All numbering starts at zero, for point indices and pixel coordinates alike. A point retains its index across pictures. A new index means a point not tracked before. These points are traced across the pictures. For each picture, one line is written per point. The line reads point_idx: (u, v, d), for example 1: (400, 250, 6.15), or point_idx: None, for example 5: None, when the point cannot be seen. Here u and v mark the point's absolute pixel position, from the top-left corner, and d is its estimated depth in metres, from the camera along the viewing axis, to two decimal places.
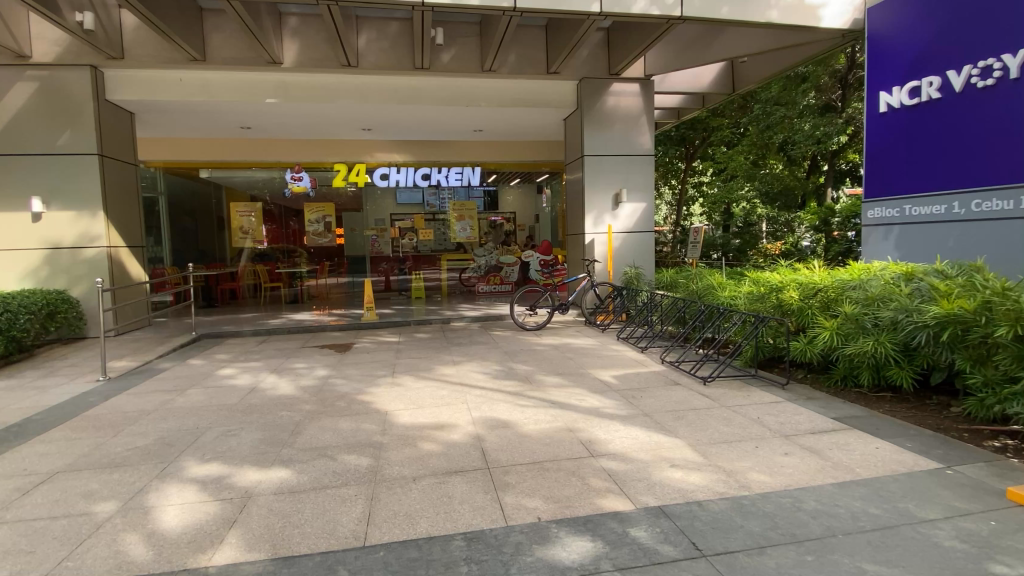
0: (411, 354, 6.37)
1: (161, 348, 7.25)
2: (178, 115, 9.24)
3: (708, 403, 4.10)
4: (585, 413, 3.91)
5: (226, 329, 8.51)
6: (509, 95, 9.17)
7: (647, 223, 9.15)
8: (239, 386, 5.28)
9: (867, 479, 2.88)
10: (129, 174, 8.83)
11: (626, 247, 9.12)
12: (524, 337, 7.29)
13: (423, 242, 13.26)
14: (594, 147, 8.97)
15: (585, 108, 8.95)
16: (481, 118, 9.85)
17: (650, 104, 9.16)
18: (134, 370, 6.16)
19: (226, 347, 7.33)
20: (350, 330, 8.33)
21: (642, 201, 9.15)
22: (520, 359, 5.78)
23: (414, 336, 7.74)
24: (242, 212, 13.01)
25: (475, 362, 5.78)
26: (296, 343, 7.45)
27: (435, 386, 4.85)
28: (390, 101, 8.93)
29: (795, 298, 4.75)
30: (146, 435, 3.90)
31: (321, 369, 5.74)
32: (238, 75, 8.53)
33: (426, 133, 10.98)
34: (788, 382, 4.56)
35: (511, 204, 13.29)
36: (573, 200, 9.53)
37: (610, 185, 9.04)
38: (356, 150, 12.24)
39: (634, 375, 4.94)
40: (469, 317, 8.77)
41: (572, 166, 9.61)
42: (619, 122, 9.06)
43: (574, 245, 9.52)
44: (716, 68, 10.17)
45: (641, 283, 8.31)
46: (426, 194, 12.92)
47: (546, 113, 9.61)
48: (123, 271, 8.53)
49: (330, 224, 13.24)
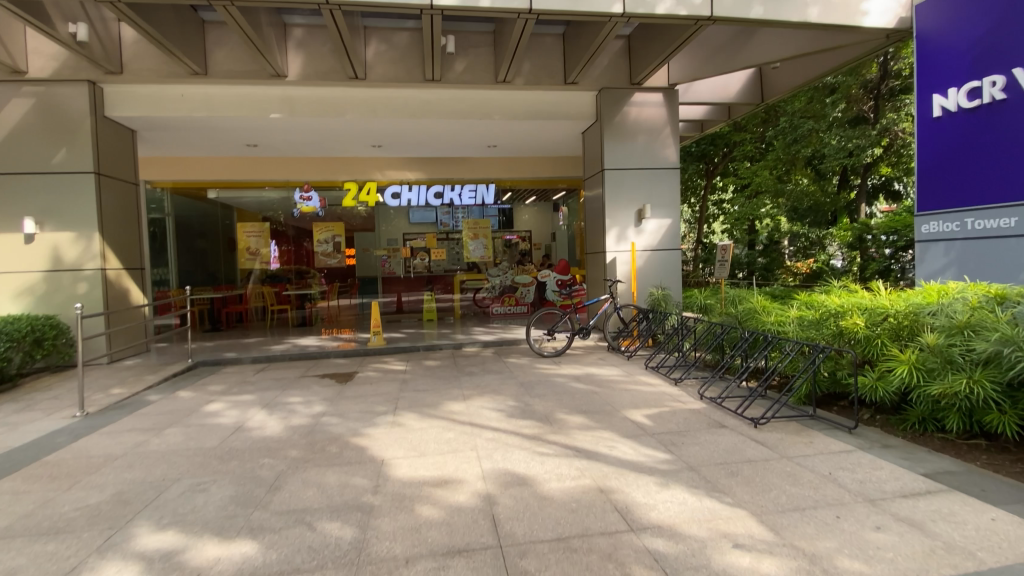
0: (418, 386, 5.78)
1: (152, 377, 6.74)
2: (181, 132, 8.89)
3: (767, 454, 3.43)
4: (618, 466, 3.26)
5: (225, 356, 8.01)
6: (524, 108, 8.71)
7: (672, 240, 8.52)
8: (224, 424, 4.72)
9: (996, 570, 2.20)
10: (129, 193, 8.48)
11: (651, 266, 8.49)
12: (542, 365, 6.65)
13: (436, 262, 12.84)
14: (615, 160, 8.41)
15: (605, 120, 8.42)
16: (495, 132, 9.37)
17: (674, 114, 8.61)
18: (117, 403, 5.65)
19: (221, 376, 6.81)
20: (355, 357, 7.76)
21: (668, 217, 8.53)
22: (540, 393, 5.15)
23: (422, 363, 7.15)
24: (250, 233, 12.53)
25: (489, 396, 5.17)
26: (295, 371, 6.90)
27: (442, 428, 4.23)
28: (400, 116, 8.50)
29: (860, 325, 4.06)
30: (103, 490, 3.35)
31: (318, 404, 5.16)
32: (242, 89, 8.13)
33: (438, 148, 10.53)
34: (856, 426, 3.87)
35: (527, 223, 12.90)
36: (593, 217, 8.95)
37: (633, 201, 8.45)
38: (366, 167, 11.76)
39: (671, 416, 4.27)
40: (483, 342, 8.16)
41: (591, 182, 9.06)
42: (642, 134, 8.50)
43: (594, 265, 8.90)
44: (744, 77, 9.59)
45: (669, 305, 7.60)
46: (440, 213, 12.49)
47: (564, 125, 9.08)
48: (121, 294, 8.09)
49: (340, 244, 12.80)
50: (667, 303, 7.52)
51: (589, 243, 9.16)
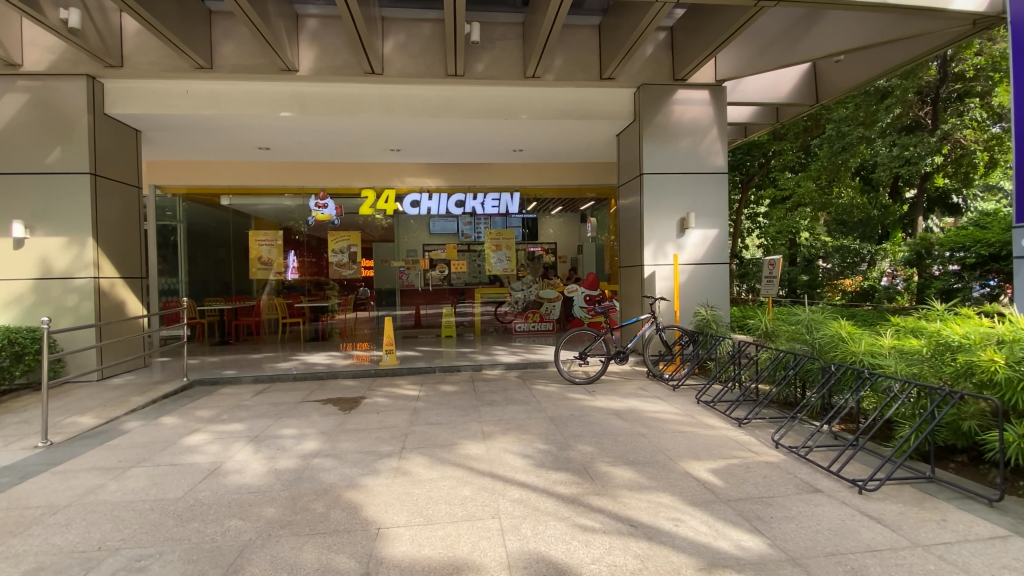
0: (431, 418, 4.97)
1: (139, 399, 6.07)
2: (187, 133, 8.32)
3: (892, 541, 2.56)
4: (693, 557, 2.41)
5: (224, 374, 7.33)
6: (555, 106, 7.87)
7: (718, 254, 7.61)
8: (198, 466, 3.97)
9: None
10: (130, 198, 7.92)
11: (696, 282, 7.59)
12: (575, 394, 5.78)
13: (456, 274, 12.07)
14: (655, 164, 7.58)
15: (645, 119, 7.62)
16: (523, 134, 8.57)
17: (721, 114, 7.76)
18: (90, 431, 4.96)
19: (213, 400, 6.09)
20: (364, 379, 6.99)
21: (714, 226, 7.65)
22: (575, 433, 4.31)
23: (437, 388, 6.35)
24: (262, 242, 11.75)
25: (515, 434, 4.34)
26: (296, 395, 6.14)
27: (457, 480, 3.42)
28: (420, 115, 7.72)
29: (999, 365, 3.16)
30: (19, 562, 2.61)
31: (314, 442, 4.39)
32: (250, 85, 7.48)
33: (460, 153, 9.82)
34: (1000, 497, 2.94)
35: (552, 236, 12.10)
36: (629, 226, 8.13)
37: (675, 209, 7.60)
38: (385, 174, 11.15)
39: (747, 476, 3.40)
40: (506, 364, 7.32)
41: (626, 189, 8.24)
42: (685, 135, 7.66)
43: (630, 280, 8.04)
44: (797, 76, 8.69)
45: (718, 325, 6.73)
46: (460, 223, 11.76)
47: (599, 127, 8.24)
48: (116, 306, 7.49)
49: (356, 254, 12.06)
50: (714, 325, 6.65)
51: (624, 255, 8.31)
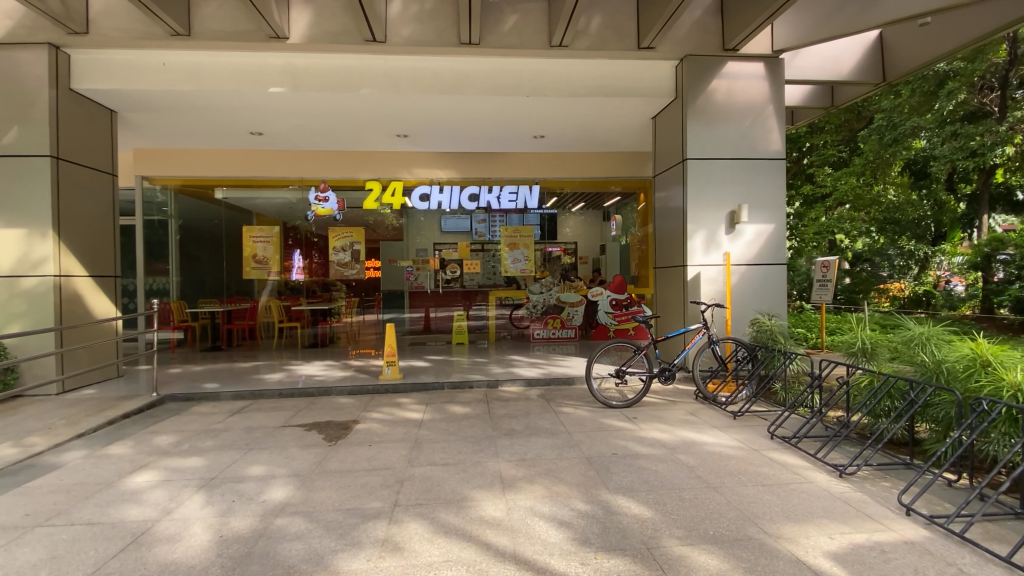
0: (437, 453, 3.97)
1: (93, 419, 5.14)
2: (169, 115, 7.41)
3: None
4: None
5: (203, 388, 6.38)
6: (582, 82, 6.79)
7: (776, 252, 6.56)
8: (124, 525, 2.99)
9: None
10: (103, 185, 7.02)
11: (749, 285, 6.53)
12: (612, 421, 4.72)
13: (469, 276, 11.01)
14: (700, 147, 6.54)
15: (688, 97, 6.55)
16: (545, 117, 7.50)
17: (778, 90, 6.69)
18: (14, 466, 4.01)
19: (180, 423, 5.12)
20: (361, 397, 5.98)
21: (769, 221, 6.60)
22: (624, 485, 3.27)
23: (445, 408, 5.34)
24: (257, 238, 10.74)
25: (543, 483, 3.32)
26: (277, 418, 5.16)
27: (467, 568, 2.39)
28: (430, 92, 6.67)
29: None
30: None
31: (284, 491, 3.39)
32: (236, 57, 6.53)
33: (477, 140, 8.81)
34: None
35: (571, 236, 10.98)
36: (668, 222, 7.05)
37: (724, 201, 6.57)
38: (392, 164, 10.16)
39: (890, 571, 2.35)
40: (526, 380, 6.28)
41: (664, 178, 7.20)
42: (737, 115, 6.61)
43: (669, 283, 6.97)
44: (860, 51, 7.67)
45: (785, 339, 5.49)
46: (474, 220, 10.76)
47: (634, 109, 7.17)
48: (80, 308, 6.60)
49: (360, 253, 11.02)
50: (782, 339, 5.46)
51: (662, 254, 7.24)
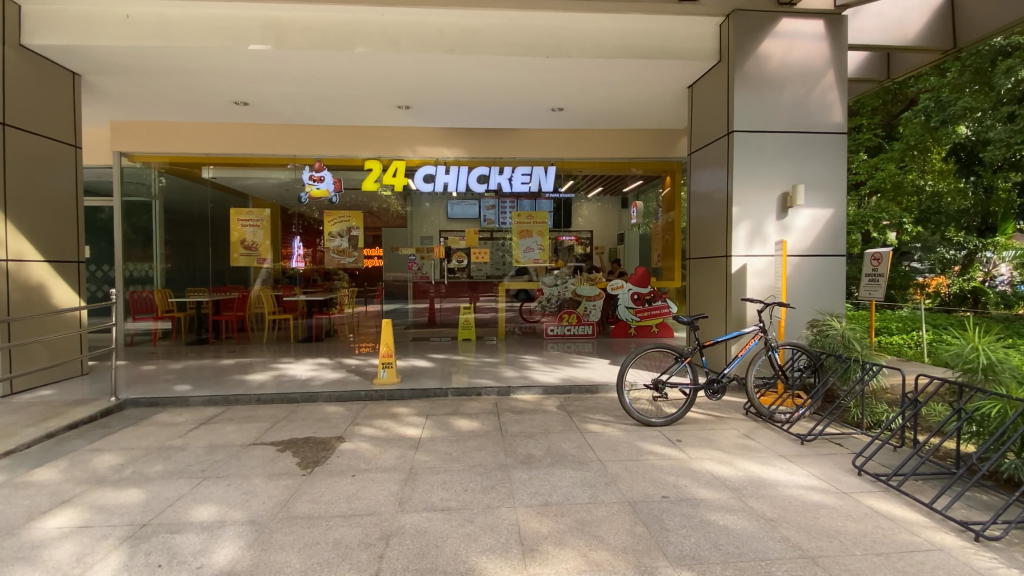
0: (436, 492, 3.10)
1: (30, 430, 4.31)
2: (139, 79, 6.53)
3: None
4: None
5: (171, 391, 5.56)
6: (610, 41, 5.85)
7: (834, 242, 5.65)
8: None
9: None
10: (65, 158, 6.21)
11: (804, 280, 5.62)
12: (654, 445, 3.85)
13: (477, 266, 10.07)
14: (749, 119, 5.61)
15: (735, 59, 5.61)
16: (565, 83, 6.57)
17: (840, 53, 5.71)
18: None
19: (132, 437, 4.28)
20: (351, 405, 5.12)
21: (826, 205, 5.68)
22: (687, 553, 2.41)
23: (449, 422, 4.48)
24: (246, 222, 9.90)
25: (577, 548, 2.45)
26: (248, 433, 4.32)
27: None
28: (433, 50, 5.76)
29: None
30: None
31: (232, 550, 2.54)
32: (211, 9, 5.64)
33: (488, 113, 7.89)
34: None
35: (587, 225, 10.12)
36: (708, 206, 6.14)
37: (775, 182, 5.65)
38: (393, 142, 9.24)
39: None
40: (543, 387, 5.41)
41: (701, 156, 6.31)
42: (791, 81, 5.65)
43: (708, 273, 6.07)
44: (928, 10, 6.67)
45: (862, 346, 4.51)
46: (483, 205, 9.89)
47: (669, 73, 6.22)
48: (34, 298, 5.79)
49: (357, 239, 10.15)
50: (856, 346, 4.47)
51: (697, 243, 6.41)
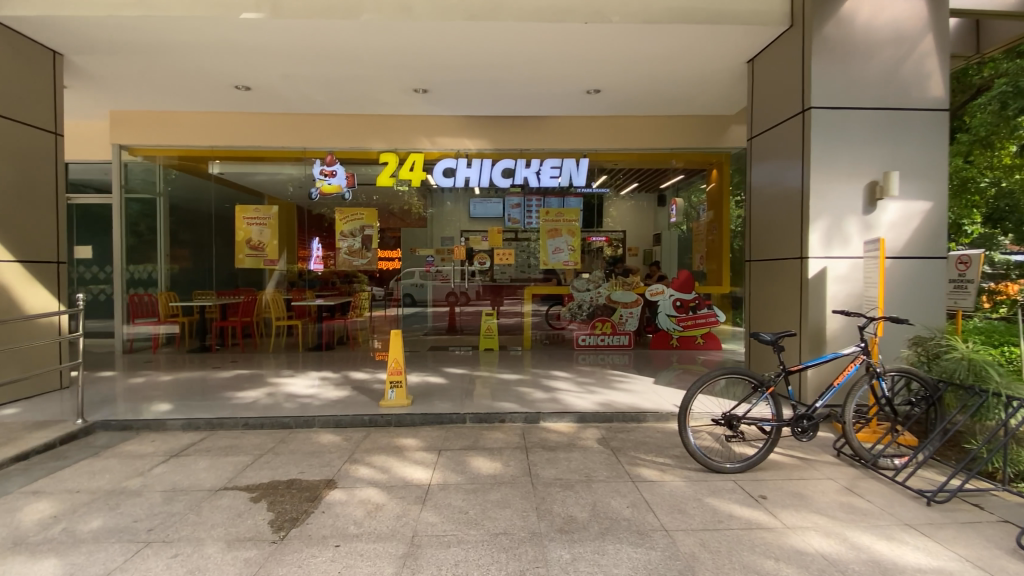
0: None
1: None
2: (127, 58, 5.86)
3: None
4: None
5: (149, 411, 4.82)
6: (660, 3, 4.94)
7: (933, 243, 4.67)
8: None
9: None
10: (44, 147, 5.56)
11: (897, 287, 4.66)
12: (732, 505, 2.94)
13: (500, 268, 9.16)
14: (832, 92, 4.65)
15: (813, 21, 4.65)
16: (604, 56, 5.68)
17: (941, 13, 4.70)
18: None
19: (84, 475, 3.53)
20: (351, 434, 4.32)
21: (924, 197, 4.68)
22: None
23: (466, 462, 3.63)
24: (251, 220, 9.06)
25: None
26: (222, 473, 3.53)
27: None
28: (452, 17, 4.94)
29: None
30: None
31: None
32: None
33: (515, 97, 7.04)
34: None
35: (620, 222, 9.17)
36: (773, 201, 5.20)
37: (861, 169, 4.68)
38: (410, 133, 8.47)
39: None
40: (579, 414, 4.54)
41: (766, 139, 5.35)
42: (881, 48, 4.69)
43: (778, 279, 5.11)
44: None
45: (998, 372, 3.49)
46: (509, 203, 9.07)
47: (728, 42, 5.27)
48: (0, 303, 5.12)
49: (371, 237, 9.27)
50: (992, 373, 3.46)
51: (760, 242, 5.46)
